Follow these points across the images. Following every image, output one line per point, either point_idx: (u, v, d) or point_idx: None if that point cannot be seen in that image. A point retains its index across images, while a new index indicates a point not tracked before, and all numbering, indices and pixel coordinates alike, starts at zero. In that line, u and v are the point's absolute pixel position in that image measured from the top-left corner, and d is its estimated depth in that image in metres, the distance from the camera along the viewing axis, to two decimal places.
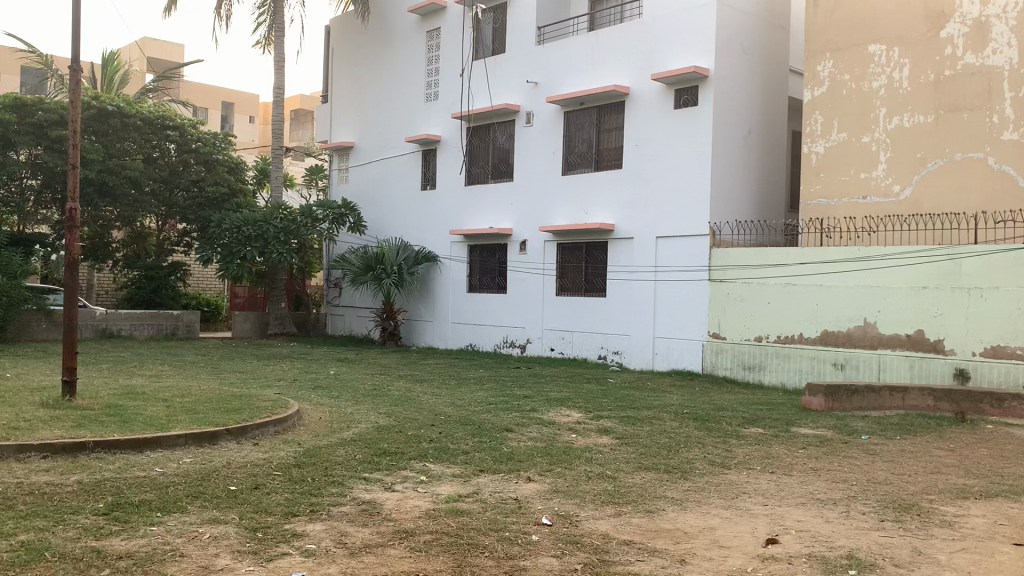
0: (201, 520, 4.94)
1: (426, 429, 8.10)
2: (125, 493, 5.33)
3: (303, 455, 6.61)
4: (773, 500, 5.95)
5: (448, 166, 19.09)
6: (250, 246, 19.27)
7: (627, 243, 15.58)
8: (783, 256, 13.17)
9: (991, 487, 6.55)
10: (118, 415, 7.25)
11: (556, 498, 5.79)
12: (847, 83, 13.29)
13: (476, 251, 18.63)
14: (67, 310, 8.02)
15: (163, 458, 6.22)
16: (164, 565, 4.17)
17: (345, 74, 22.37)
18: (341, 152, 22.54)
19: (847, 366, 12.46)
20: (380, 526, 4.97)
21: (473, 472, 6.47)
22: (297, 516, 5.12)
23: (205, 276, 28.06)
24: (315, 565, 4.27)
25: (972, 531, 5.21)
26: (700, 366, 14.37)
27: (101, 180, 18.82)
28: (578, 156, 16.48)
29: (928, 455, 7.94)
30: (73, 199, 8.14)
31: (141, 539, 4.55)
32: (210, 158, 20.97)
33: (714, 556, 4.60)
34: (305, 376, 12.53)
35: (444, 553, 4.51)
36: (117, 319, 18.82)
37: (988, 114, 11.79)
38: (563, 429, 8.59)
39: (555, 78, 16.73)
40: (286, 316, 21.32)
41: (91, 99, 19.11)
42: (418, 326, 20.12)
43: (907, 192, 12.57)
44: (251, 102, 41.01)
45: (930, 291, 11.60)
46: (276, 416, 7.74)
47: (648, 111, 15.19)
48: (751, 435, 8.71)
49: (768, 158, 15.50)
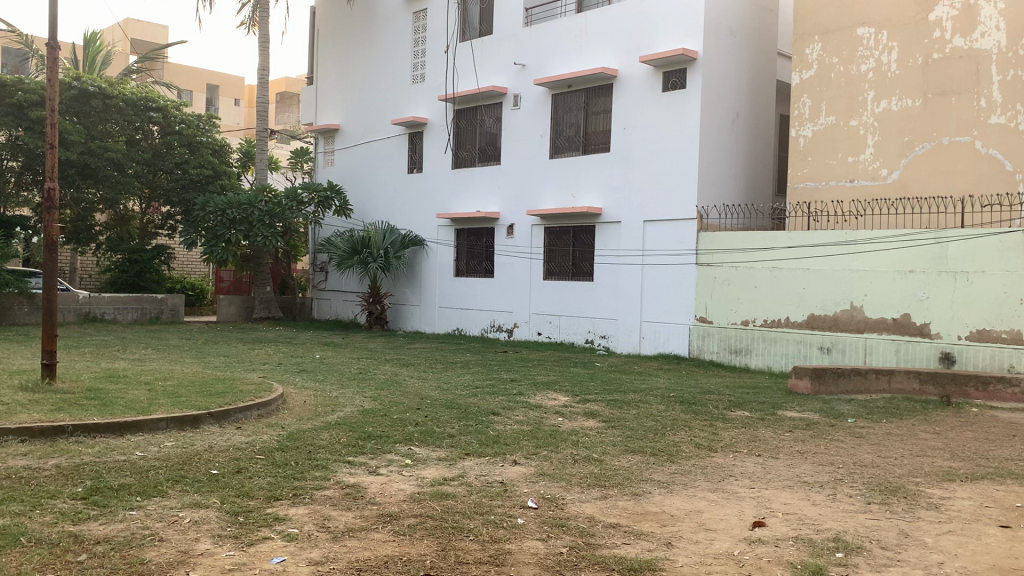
0: (182, 504, 4.87)
1: (412, 413, 8.04)
2: (104, 476, 5.25)
3: (286, 439, 6.53)
4: (760, 483, 5.92)
5: (435, 149, 18.94)
6: (234, 229, 19.12)
7: (614, 227, 15.53)
8: (771, 239, 13.15)
9: (978, 470, 6.54)
10: (98, 399, 7.14)
11: (542, 481, 5.75)
12: (836, 66, 13.24)
13: (463, 235, 18.52)
14: (46, 292, 7.90)
15: (144, 441, 6.14)
16: (142, 550, 4.10)
17: (330, 55, 22.13)
18: (327, 135, 22.35)
19: (833, 350, 12.46)
20: (364, 510, 4.92)
21: (459, 456, 6.41)
22: (280, 500, 5.06)
23: (191, 259, 27.87)
24: (297, 549, 4.21)
25: (959, 514, 5.20)
26: (687, 350, 14.36)
27: (83, 162, 18.60)
28: (565, 139, 16.40)
29: (914, 438, 7.95)
30: (51, 179, 7.98)
31: (120, 524, 4.48)
32: (194, 140, 20.75)
33: (700, 539, 4.57)
34: (291, 360, 12.44)
35: (428, 536, 4.46)
36: (100, 303, 18.64)
37: (976, 98, 11.77)
38: (549, 412, 8.56)
39: (543, 60, 16.61)
40: (271, 300, 21.21)
41: (72, 79, 18.81)
42: (404, 310, 20.04)
43: (895, 176, 12.56)
44: (237, 85, 40.67)
45: (918, 274, 11.60)
46: (260, 399, 7.66)
47: (636, 93, 15.10)
48: (738, 418, 8.69)
49: (756, 142, 15.44)
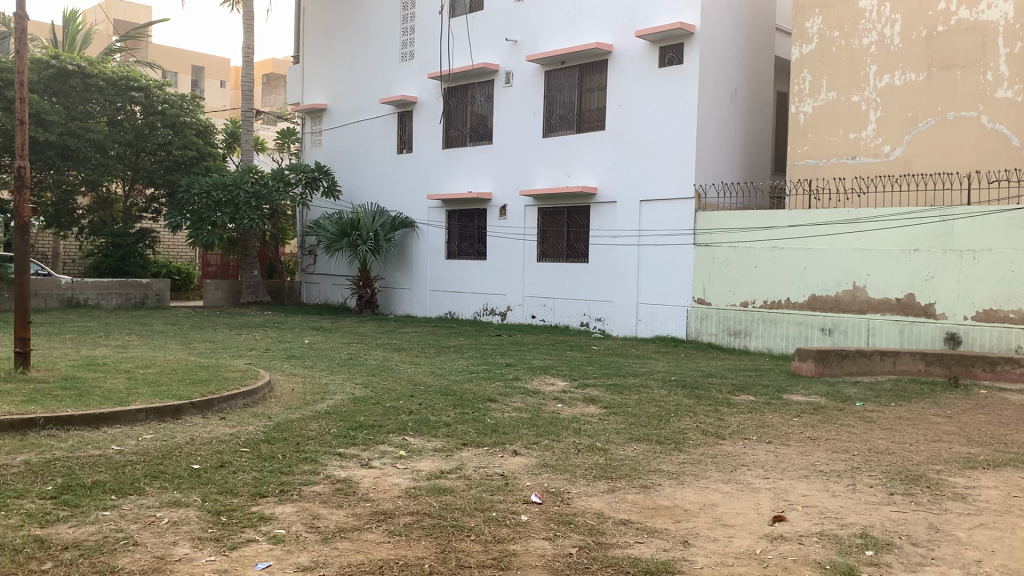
0: (160, 503, 4.53)
1: (406, 400, 7.70)
2: (77, 473, 4.90)
3: (272, 430, 6.17)
4: (775, 473, 5.61)
5: (425, 127, 18.49)
6: (220, 211, 18.70)
7: (610, 207, 15.18)
8: (771, 218, 12.83)
9: (998, 456, 6.25)
10: (74, 388, 6.77)
11: (545, 472, 5.43)
12: (837, 40, 12.86)
13: (455, 216, 18.13)
14: (18, 278, 7.50)
15: (121, 434, 5.77)
16: (114, 556, 3.75)
17: (316, 33, 21.62)
18: (314, 115, 21.84)
19: (835, 332, 12.18)
20: (356, 508, 4.57)
21: (456, 446, 6.07)
22: (266, 497, 4.72)
23: (176, 243, 27.36)
24: (284, 552, 3.88)
25: (988, 504, 4.92)
26: (684, 333, 14.07)
27: (62, 143, 18.09)
28: (558, 118, 16.01)
29: (926, 422, 7.66)
30: (21, 156, 7.55)
31: (91, 526, 4.14)
32: (178, 121, 20.20)
33: (719, 537, 4.25)
34: (278, 346, 12.08)
35: (427, 537, 4.13)
36: (83, 288, 18.20)
37: (982, 71, 11.44)
38: (548, 398, 8.23)
39: (535, 37, 16.20)
40: (258, 284, 20.76)
41: (50, 58, 18.26)
42: (395, 293, 19.66)
43: (897, 152, 12.24)
44: (222, 66, 39.98)
45: (922, 253, 11.31)
46: (245, 388, 7.30)
47: (633, 69, 14.70)
48: (743, 403, 8.39)
49: (754, 118, 15.10)
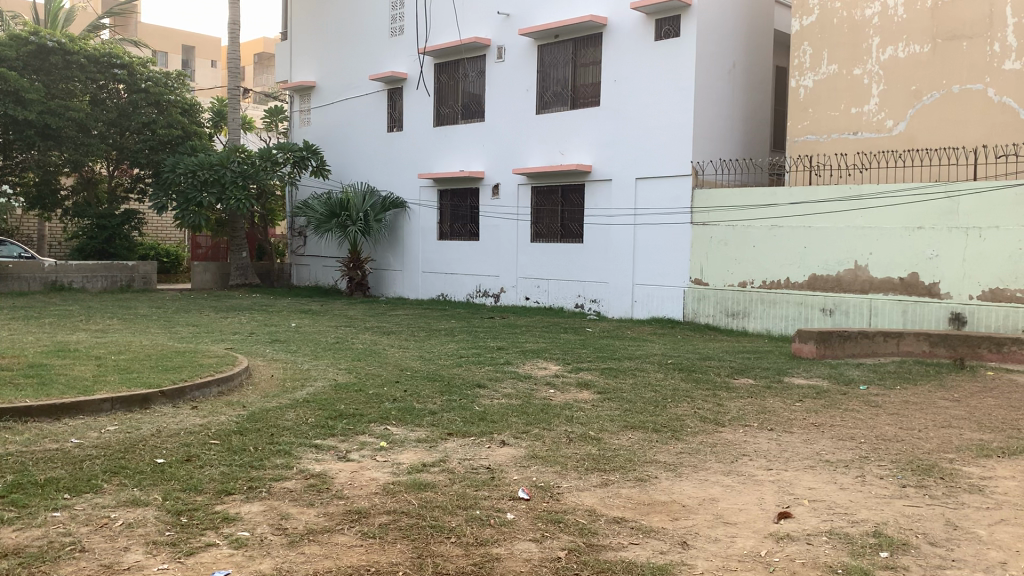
0: (117, 503, 4.19)
1: (390, 386, 7.36)
2: (30, 470, 4.55)
3: (246, 420, 5.82)
4: (778, 464, 5.28)
5: (416, 104, 18.06)
6: (205, 191, 18.20)
7: (604, 185, 14.81)
8: (771, 196, 12.47)
9: (1012, 444, 5.91)
10: (37, 377, 6.40)
11: (534, 465, 5.09)
12: (838, 11, 12.44)
13: (447, 196, 17.75)
14: None
15: (83, 427, 5.42)
16: (57, 565, 3.41)
17: (304, 9, 21.07)
18: (302, 92, 21.35)
19: (836, 312, 11.87)
20: (329, 506, 4.23)
21: (440, 437, 5.72)
22: (232, 495, 4.37)
23: (164, 225, 26.99)
24: (245, 559, 3.54)
25: (1007, 497, 4.59)
26: (681, 314, 13.73)
27: (42, 123, 17.62)
28: (552, 94, 15.60)
29: (934, 406, 7.34)
30: None
31: (36, 530, 3.79)
32: (162, 99, 19.76)
33: (720, 537, 3.92)
34: (263, 330, 11.70)
35: (402, 540, 3.79)
36: (67, 271, 17.80)
37: (989, 42, 11.04)
38: (540, 384, 7.90)
39: (527, 10, 15.75)
40: (247, 266, 20.42)
41: (29, 34, 17.74)
42: (385, 275, 19.29)
43: (900, 127, 11.87)
44: (213, 45, 39.41)
45: (926, 231, 10.96)
46: (220, 374, 6.94)
47: (628, 42, 14.28)
48: (742, 387, 8.07)
49: (753, 94, 14.70)
